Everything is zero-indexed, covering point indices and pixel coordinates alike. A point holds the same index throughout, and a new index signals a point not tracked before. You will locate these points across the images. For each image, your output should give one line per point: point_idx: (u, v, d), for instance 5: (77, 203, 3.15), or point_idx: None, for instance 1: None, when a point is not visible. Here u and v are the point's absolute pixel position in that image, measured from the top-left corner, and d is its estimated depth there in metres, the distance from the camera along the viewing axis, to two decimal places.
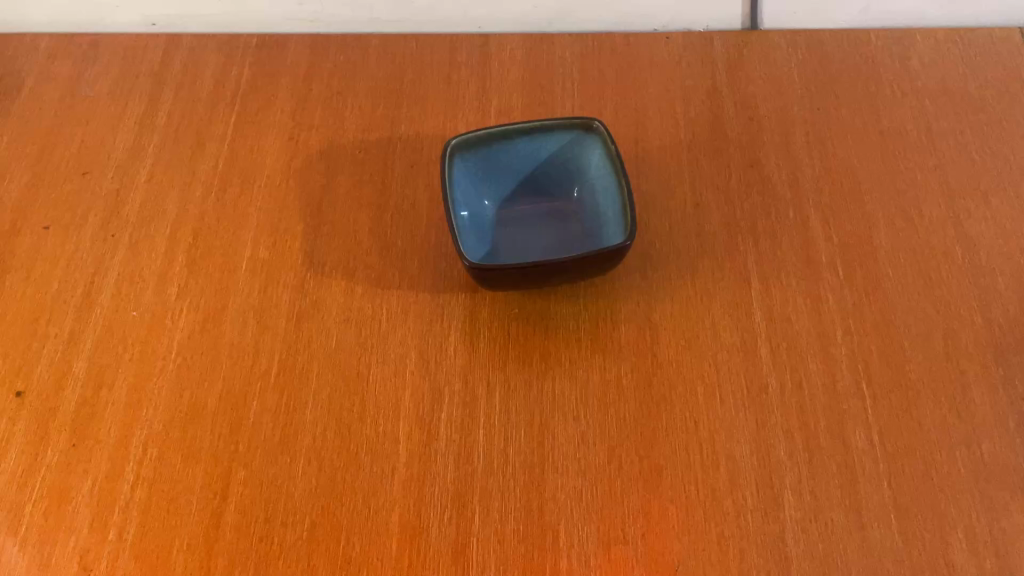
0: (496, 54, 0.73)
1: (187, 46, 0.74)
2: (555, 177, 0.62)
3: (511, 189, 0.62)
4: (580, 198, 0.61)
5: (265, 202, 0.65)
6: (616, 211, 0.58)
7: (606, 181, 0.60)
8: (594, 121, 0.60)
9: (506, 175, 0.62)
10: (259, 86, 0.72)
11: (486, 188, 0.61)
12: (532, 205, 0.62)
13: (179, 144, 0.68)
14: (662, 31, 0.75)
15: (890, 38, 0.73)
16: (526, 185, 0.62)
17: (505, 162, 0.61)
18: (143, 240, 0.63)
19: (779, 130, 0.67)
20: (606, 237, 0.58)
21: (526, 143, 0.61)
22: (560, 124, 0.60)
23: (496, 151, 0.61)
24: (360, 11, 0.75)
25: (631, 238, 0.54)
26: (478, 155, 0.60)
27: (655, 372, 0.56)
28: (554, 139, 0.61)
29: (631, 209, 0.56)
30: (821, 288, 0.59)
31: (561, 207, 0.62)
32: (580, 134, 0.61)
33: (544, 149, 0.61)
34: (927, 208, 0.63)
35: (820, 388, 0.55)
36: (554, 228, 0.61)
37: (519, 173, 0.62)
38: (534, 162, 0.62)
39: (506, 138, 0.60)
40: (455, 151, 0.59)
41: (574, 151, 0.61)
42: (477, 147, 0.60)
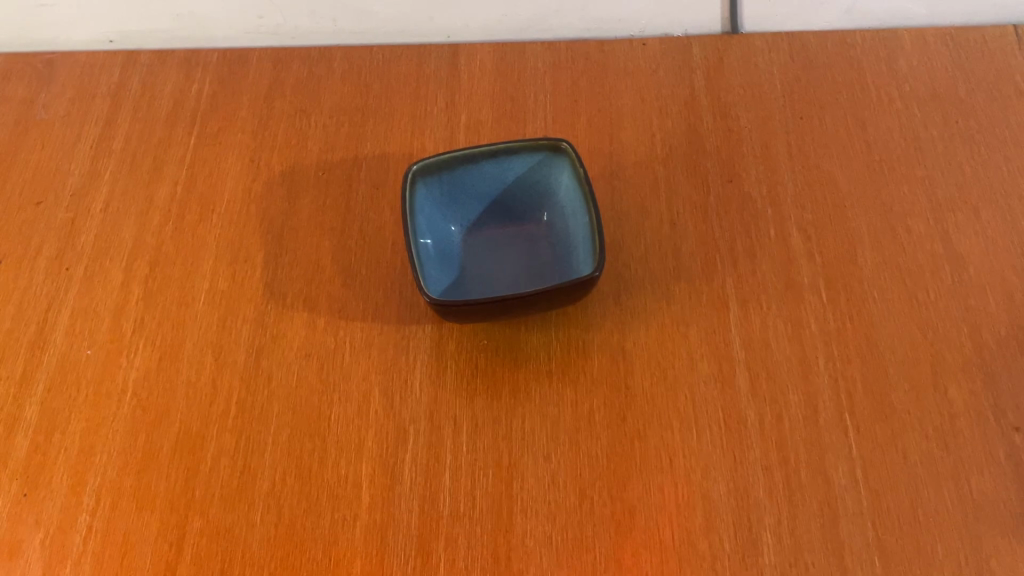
0: (465, 65, 0.70)
1: (145, 64, 0.72)
2: (524, 200, 0.59)
3: (479, 214, 0.60)
4: (550, 222, 0.59)
5: (225, 229, 0.62)
6: (585, 237, 0.55)
7: (576, 205, 0.57)
8: (562, 142, 0.57)
9: (472, 199, 0.59)
10: (219, 105, 0.69)
11: (453, 212, 0.59)
12: (501, 230, 0.60)
13: (136, 169, 0.66)
14: (639, 37, 0.71)
15: (876, 39, 0.69)
16: (494, 209, 0.60)
17: (471, 186, 0.59)
18: (98, 273, 0.61)
19: (759, 142, 0.64)
20: (576, 264, 0.55)
21: (492, 165, 0.58)
22: (527, 145, 0.58)
23: (460, 175, 0.58)
24: (323, 23, 0.72)
25: (599, 269, 0.52)
26: (442, 180, 0.58)
27: (629, 406, 0.54)
28: (521, 161, 0.58)
29: (601, 236, 0.53)
30: (803, 312, 0.57)
31: (530, 232, 0.59)
32: (548, 155, 0.58)
33: (511, 172, 0.59)
34: (914, 223, 0.60)
35: (801, 420, 0.53)
36: (524, 255, 0.58)
37: (487, 197, 0.59)
38: (501, 185, 0.59)
39: (471, 162, 0.58)
40: (417, 177, 0.57)
41: (542, 173, 0.58)
42: (440, 172, 0.57)
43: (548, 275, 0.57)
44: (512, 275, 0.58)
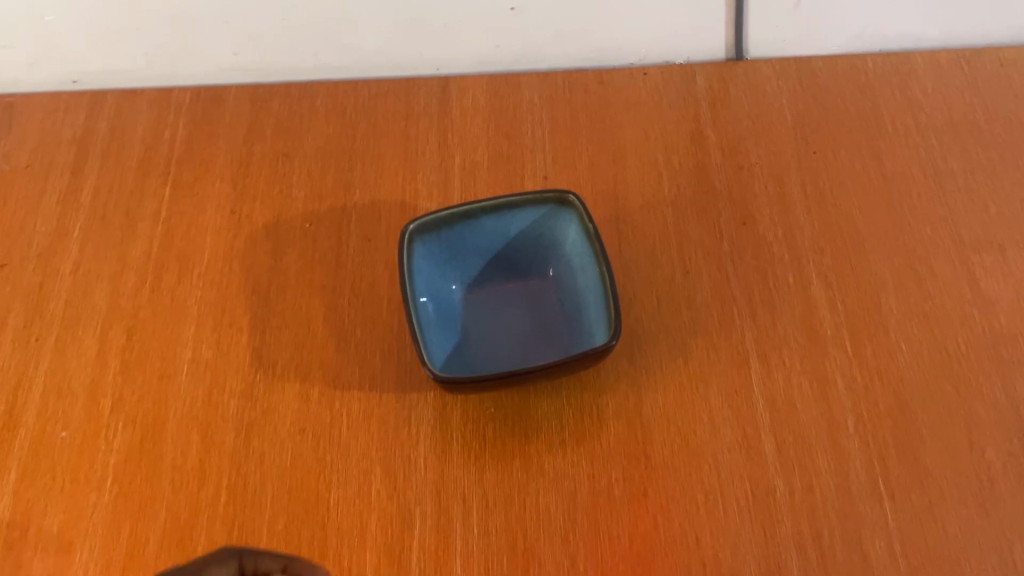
0: (456, 100, 0.66)
1: (113, 106, 0.67)
2: (528, 255, 0.56)
3: (479, 271, 0.56)
4: (557, 278, 0.55)
5: (206, 291, 0.58)
6: (598, 298, 0.52)
7: (585, 262, 0.53)
8: (569, 195, 0.53)
9: (473, 256, 0.55)
10: (195, 150, 0.64)
11: (452, 270, 0.55)
12: (504, 286, 0.56)
13: (107, 225, 0.61)
14: (638, 65, 0.68)
15: (887, 65, 0.66)
16: (496, 265, 0.56)
17: (471, 242, 0.55)
18: (71, 344, 0.56)
19: (772, 180, 0.61)
20: (588, 326, 0.52)
21: (494, 221, 0.54)
22: (531, 199, 0.54)
23: (460, 231, 0.54)
24: (305, 59, 0.67)
25: (616, 337, 0.48)
26: (441, 237, 0.54)
27: (650, 478, 0.50)
28: (524, 215, 0.54)
29: (615, 300, 0.50)
30: (828, 369, 0.54)
31: (535, 289, 0.56)
32: (553, 209, 0.54)
33: (514, 226, 0.55)
34: (939, 267, 0.57)
35: (832, 489, 0.50)
36: (530, 314, 0.55)
37: (488, 253, 0.55)
38: (504, 240, 0.55)
39: (471, 218, 0.54)
40: (414, 236, 0.52)
41: (547, 227, 0.55)
42: (439, 229, 0.53)
43: (557, 337, 0.53)
44: (517, 336, 0.54)
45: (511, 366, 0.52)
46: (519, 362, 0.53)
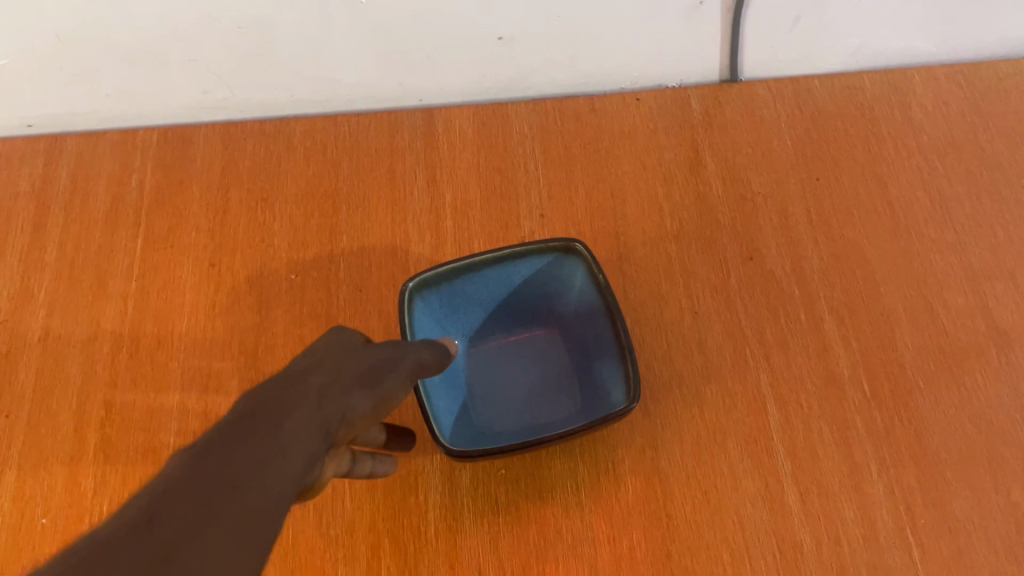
0: (443, 133, 0.63)
1: (73, 152, 0.63)
2: (532, 303, 0.53)
3: (481, 321, 0.53)
4: (563, 326, 0.53)
5: (189, 354, 0.55)
6: (610, 350, 0.49)
7: (594, 311, 0.51)
8: (575, 242, 0.51)
9: (474, 307, 0.52)
10: (166, 199, 0.61)
11: (453, 324, 0.52)
12: (508, 336, 0.54)
13: (77, 285, 0.57)
14: (629, 89, 0.65)
15: (885, 82, 0.64)
16: (499, 315, 0.53)
17: (472, 293, 0.52)
18: (44, 419, 0.53)
19: (776, 211, 0.59)
20: (601, 381, 0.50)
21: (496, 271, 0.51)
22: (535, 248, 0.51)
23: (461, 283, 0.51)
24: (278, 94, 0.63)
25: (636, 398, 0.46)
26: (442, 291, 0.51)
27: (673, 539, 0.48)
28: (528, 263, 0.51)
29: (632, 356, 0.47)
30: (846, 411, 0.52)
31: (541, 338, 0.53)
32: (558, 256, 0.51)
33: (517, 275, 0.52)
34: (951, 297, 0.56)
35: (860, 540, 0.48)
36: (537, 365, 0.52)
37: (490, 303, 0.53)
38: (506, 289, 0.52)
39: (473, 270, 0.51)
40: (414, 293, 0.49)
41: (552, 274, 0.52)
42: (439, 284, 0.50)
43: (568, 391, 0.51)
44: (526, 391, 0.52)
45: (523, 426, 0.50)
46: (530, 420, 0.50)
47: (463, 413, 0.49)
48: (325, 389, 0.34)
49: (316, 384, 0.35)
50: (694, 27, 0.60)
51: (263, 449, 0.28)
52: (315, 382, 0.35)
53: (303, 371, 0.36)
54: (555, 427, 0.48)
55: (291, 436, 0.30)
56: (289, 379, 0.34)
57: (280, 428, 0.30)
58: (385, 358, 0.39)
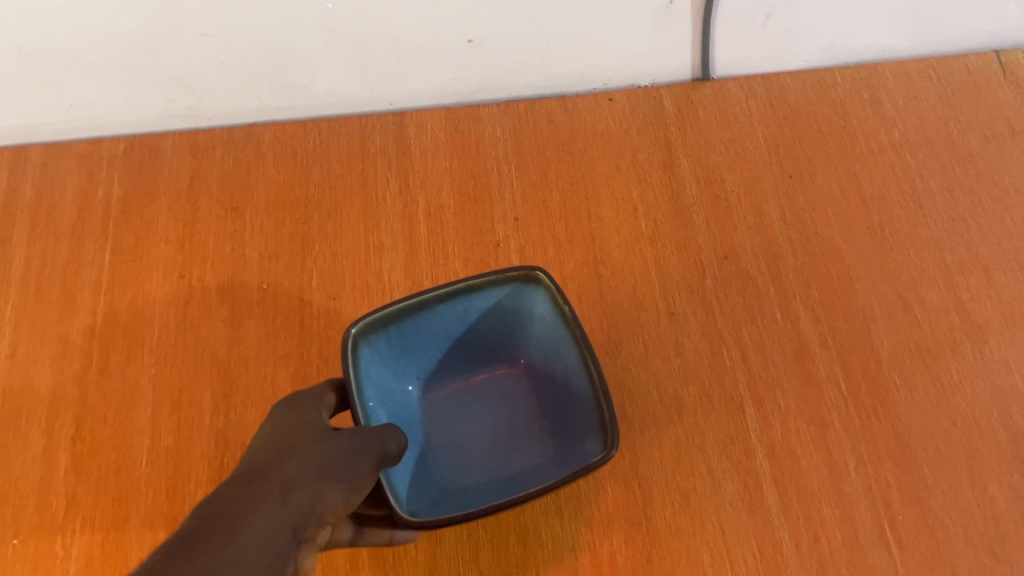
0: (415, 138, 0.62)
1: (38, 164, 0.61)
2: (492, 338, 0.51)
3: (438, 360, 0.51)
4: (528, 361, 0.52)
5: (160, 368, 0.54)
6: (581, 389, 0.47)
7: (560, 344, 0.48)
8: (537, 271, 0.47)
9: (428, 346, 0.50)
10: (135, 211, 0.60)
11: (405, 362, 0.49)
12: (468, 375, 0.52)
13: (43, 300, 0.56)
14: (602, 89, 0.65)
15: (856, 78, 0.65)
16: (457, 347, 0.51)
17: (426, 332, 0.49)
18: (14, 439, 0.52)
19: (751, 209, 0.59)
20: (572, 422, 0.48)
21: (450, 306, 0.47)
22: (494, 279, 0.47)
23: (412, 323, 0.47)
24: (247, 101, 0.62)
25: (615, 448, 0.43)
26: (391, 333, 0.47)
27: (653, 543, 0.48)
28: (486, 296, 0.48)
29: (609, 400, 0.44)
30: (825, 411, 0.52)
31: (504, 375, 0.52)
32: (518, 285, 0.48)
33: (474, 307, 0.48)
34: (926, 293, 0.56)
35: (839, 539, 0.48)
36: (501, 406, 0.52)
37: (445, 338, 0.49)
38: (461, 323, 0.49)
39: (425, 308, 0.47)
40: (359, 339, 0.44)
41: (513, 304, 0.49)
42: (387, 325, 0.46)
43: (536, 432, 0.50)
44: (491, 435, 0.51)
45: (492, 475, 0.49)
46: (499, 467, 0.49)
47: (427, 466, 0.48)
48: (293, 483, 0.33)
49: (275, 477, 0.33)
50: (665, 27, 0.60)
51: (217, 561, 0.28)
52: (275, 473, 0.34)
53: (270, 460, 0.35)
54: (526, 476, 0.47)
55: (246, 543, 0.29)
56: (253, 471, 0.34)
57: (240, 532, 0.29)
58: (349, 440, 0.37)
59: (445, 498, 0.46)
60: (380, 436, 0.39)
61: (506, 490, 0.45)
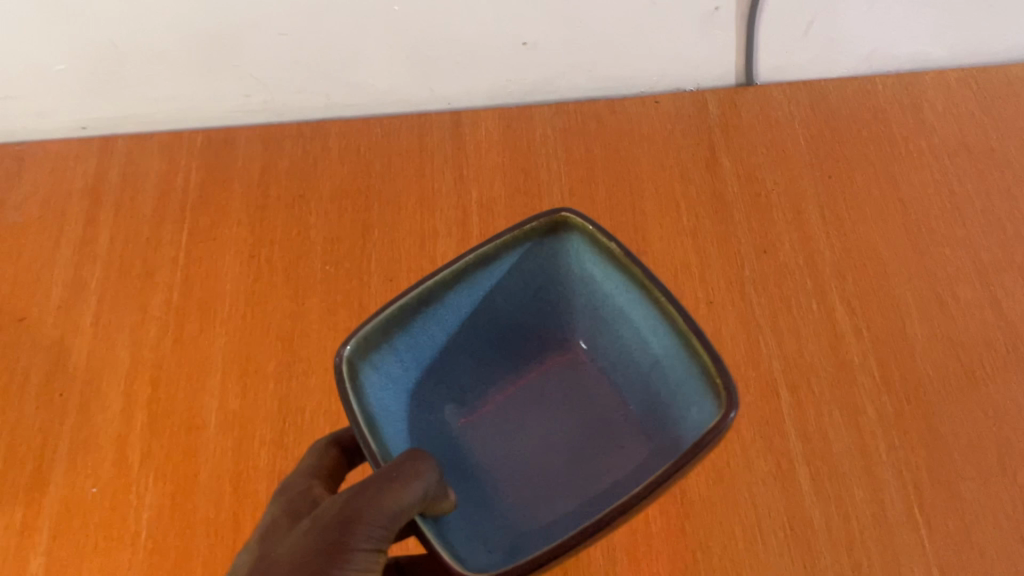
0: (470, 135, 0.66)
1: (123, 152, 0.67)
2: (528, 318, 0.46)
3: (470, 362, 0.45)
4: (586, 333, 0.46)
5: (230, 339, 0.58)
6: (665, 351, 0.40)
7: (622, 303, 0.43)
8: (559, 217, 0.43)
9: (458, 353, 0.45)
10: (210, 196, 0.64)
11: (433, 378, 0.44)
12: (513, 378, 0.46)
13: (124, 274, 0.61)
14: (648, 93, 0.68)
15: (897, 86, 0.67)
16: (498, 344, 0.46)
17: (444, 335, 0.43)
18: (94, 398, 0.56)
19: (790, 207, 0.62)
20: (671, 394, 0.41)
21: (470, 298, 0.43)
22: (510, 247, 0.43)
23: (424, 325, 0.42)
24: (316, 98, 0.66)
25: (734, 406, 0.35)
26: (399, 350, 0.42)
27: (686, 515, 0.51)
28: (509, 272, 0.43)
29: (701, 339, 0.38)
30: (857, 397, 0.54)
31: (557, 364, 0.46)
32: (546, 245, 0.43)
33: (499, 291, 0.44)
34: (961, 289, 0.58)
35: (868, 518, 0.50)
36: (567, 403, 0.46)
37: (478, 336, 0.45)
38: (490, 314, 0.44)
39: (437, 304, 0.42)
40: (365, 363, 0.40)
41: (548, 270, 0.44)
42: (398, 339, 0.41)
43: (624, 426, 0.43)
44: (560, 448, 0.44)
45: (583, 497, 0.41)
46: (589, 483, 0.42)
47: (493, 511, 0.41)
48: None
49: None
50: (710, 33, 0.63)
51: None
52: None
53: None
54: (623, 489, 0.39)
55: None
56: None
57: None
58: (335, 543, 0.34)
59: (528, 543, 0.38)
60: (391, 496, 0.34)
61: (600, 512, 0.38)
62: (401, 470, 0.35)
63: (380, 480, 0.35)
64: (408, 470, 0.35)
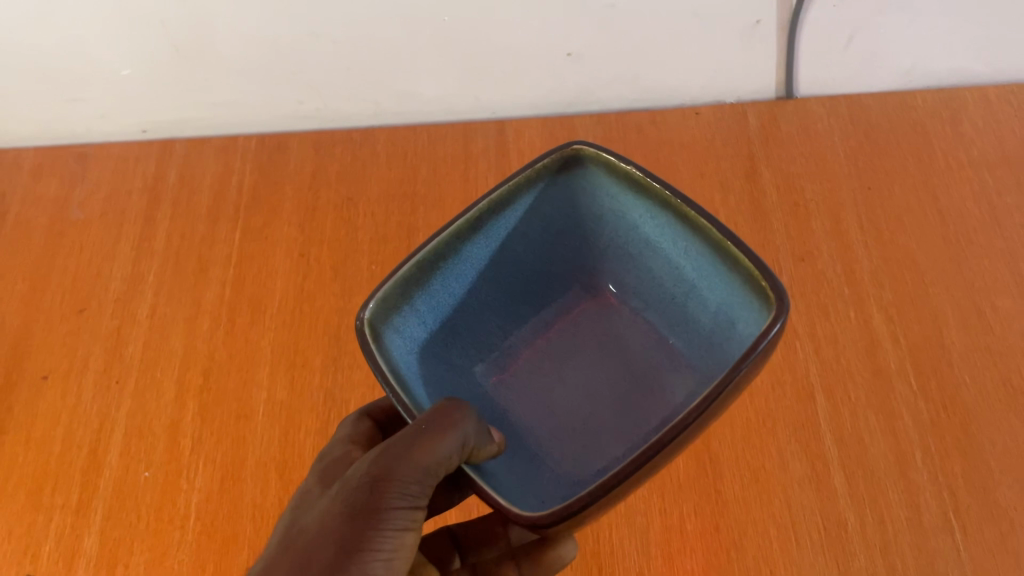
0: (514, 142, 0.68)
1: (181, 154, 0.70)
2: (549, 262, 0.49)
3: (498, 314, 0.48)
4: (613, 274, 0.49)
5: (279, 333, 0.60)
6: (696, 273, 0.42)
7: (649, 232, 0.45)
8: (569, 148, 0.45)
9: (486, 308, 0.47)
10: (263, 197, 0.67)
11: (462, 337, 0.47)
12: (542, 327, 0.49)
13: (180, 269, 0.64)
14: (689, 104, 0.70)
15: (937, 100, 0.68)
16: (526, 295, 0.49)
17: (469, 289, 0.46)
18: (149, 386, 0.58)
19: (828, 216, 0.63)
20: (710, 319, 0.43)
21: (492, 246, 0.46)
22: (519, 184, 0.45)
23: (445, 279, 0.44)
24: (366, 105, 0.69)
25: (784, 315, 0.35)
26: (421, 310, 0.44)
27: (721, 514, 0.51)
28: (527, 214, 0.46)
29: (738, 245, 0.38)
30: (894, 403, 0.54)
31: (587, 308, 0.50)
32: (559, 180, 0.46)
33: (519, 235, 0.47)
34: (1000, 300, 0.58)
35: (903, 522, 0.50)
36: (600, 345, 0.49)
37: (508, 286, 0.48)
38: (514, 261, 0.47)
39: (456, 254, 0.44)
40: (382, 323, 0.41)
41: (568, 209, 0.47)
42: (415, 298, 0.43)
43: (664, 360, 0.46)
44: (601, 391, 0.47)
45: (633, 437, 0.45)
46: (635, 420, 0.45)
47: (543, 464, 0.44)
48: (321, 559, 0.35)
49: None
50: (751, 46, 0.64)
51: None
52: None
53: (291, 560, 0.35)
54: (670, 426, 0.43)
55: None
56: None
57: None
58: (370, 503, 0.36)
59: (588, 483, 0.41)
60: (424, 450, 0.35)
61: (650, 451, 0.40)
62: (437, 415, 0.36)
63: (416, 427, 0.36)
64: (443, 416, 0.36)
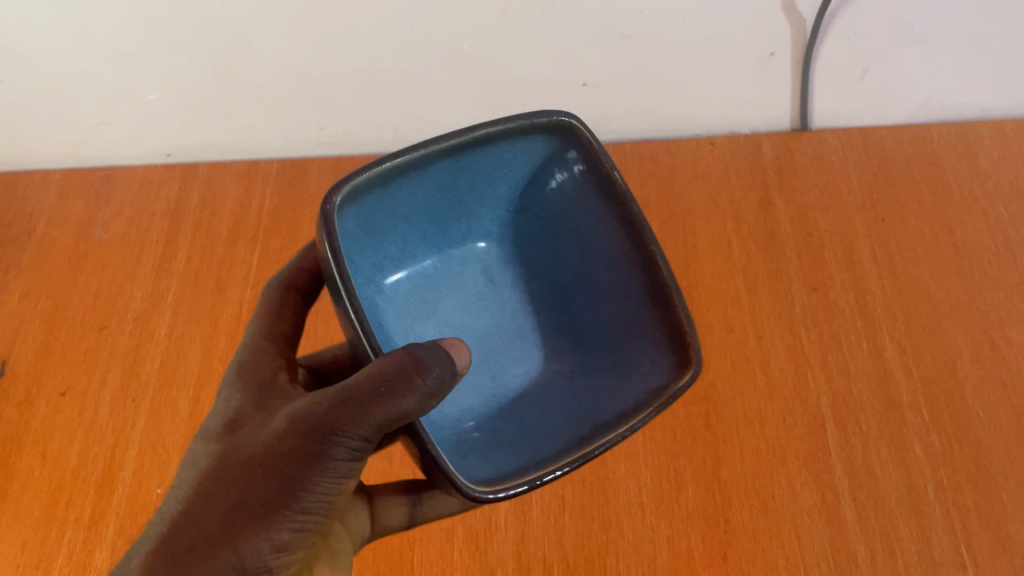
0: None
1: (204, 178, 0.71)
2: (477, 204, 0.47)
3: (409, 233, 0.45)
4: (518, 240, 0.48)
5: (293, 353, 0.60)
6: (613, 274, 0.44)
7: (582, 223, 0.45)
8: (572, 120, 0.43)
9: (402, 223, 0.44)
10: (282, 221, 0.68)
11: (368, 246, 0.43)
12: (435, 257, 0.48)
13: (198, 289, 0.65)
14: (704, 135, 0.70)
15: (952, 134, 0.68)
16: (434, 224, 0.46)
17: (400, 200, 0.43)
18: (164, 403, 0.59)
19: (842, 247, 0.63)
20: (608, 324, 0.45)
21: (445, 168, 0.43)
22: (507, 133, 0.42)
23: (393, 184, 0.41)
24: (385, 132, 0.70)
25: (695, 367, 0.39)
26: (359, 208, 0.40)
27: (730, 543, 0.51)
28: (488, 157, 0.44)
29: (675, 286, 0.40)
30: (905, 435, 0.54)
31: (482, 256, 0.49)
32: (535, 138, 0.44)
33: (470, 170, 0.44)
34: (1014, 332, 0.57)
35: (914, 555, 0.49)
36: (480, 296, 0.48)
37: (427, 211, 0.45)
38: (450, 188, 0.44)
39: (416, 166, 0.41)
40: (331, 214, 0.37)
41: (523, 168, 0.45)
42: (361, 195, 0.40)
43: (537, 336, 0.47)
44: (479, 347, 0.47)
45: (499, 400, 0.45)
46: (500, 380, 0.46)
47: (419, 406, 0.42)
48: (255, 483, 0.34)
49: (231, 519, 0.33)
50: (767, 78, 0.65)
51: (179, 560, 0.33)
52: (228, 511, 0.34)
53: (222, 489, 0.34)
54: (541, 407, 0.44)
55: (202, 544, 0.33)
56: (206, 507, 0.34)
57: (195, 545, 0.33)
58: (313, 448, 0.34)
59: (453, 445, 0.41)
60: (377, 407, 0.33)
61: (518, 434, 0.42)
62: (399, 368, 0.34)
63: (374, 375, 0.34)
64: (405, 370, 0.33)
